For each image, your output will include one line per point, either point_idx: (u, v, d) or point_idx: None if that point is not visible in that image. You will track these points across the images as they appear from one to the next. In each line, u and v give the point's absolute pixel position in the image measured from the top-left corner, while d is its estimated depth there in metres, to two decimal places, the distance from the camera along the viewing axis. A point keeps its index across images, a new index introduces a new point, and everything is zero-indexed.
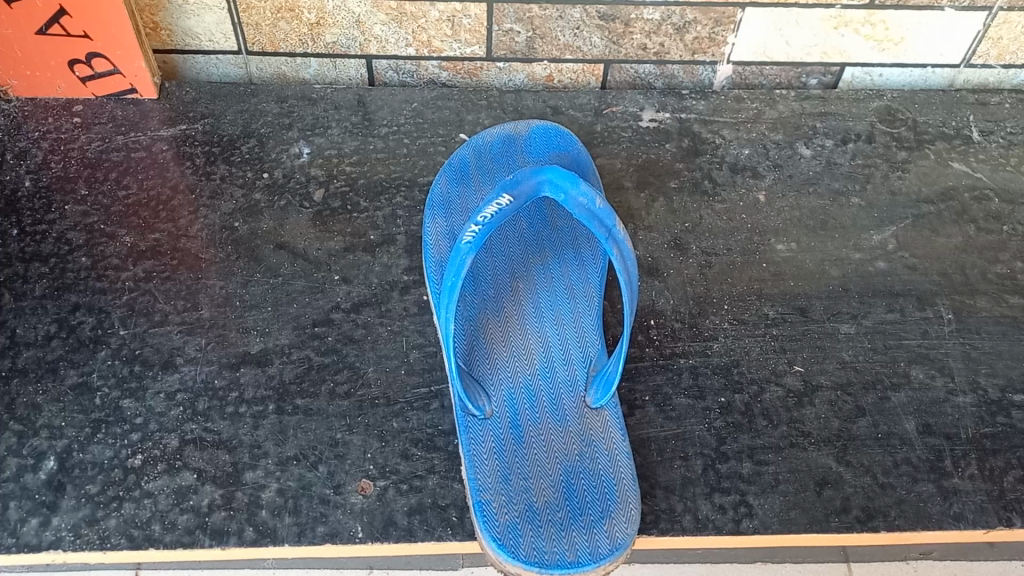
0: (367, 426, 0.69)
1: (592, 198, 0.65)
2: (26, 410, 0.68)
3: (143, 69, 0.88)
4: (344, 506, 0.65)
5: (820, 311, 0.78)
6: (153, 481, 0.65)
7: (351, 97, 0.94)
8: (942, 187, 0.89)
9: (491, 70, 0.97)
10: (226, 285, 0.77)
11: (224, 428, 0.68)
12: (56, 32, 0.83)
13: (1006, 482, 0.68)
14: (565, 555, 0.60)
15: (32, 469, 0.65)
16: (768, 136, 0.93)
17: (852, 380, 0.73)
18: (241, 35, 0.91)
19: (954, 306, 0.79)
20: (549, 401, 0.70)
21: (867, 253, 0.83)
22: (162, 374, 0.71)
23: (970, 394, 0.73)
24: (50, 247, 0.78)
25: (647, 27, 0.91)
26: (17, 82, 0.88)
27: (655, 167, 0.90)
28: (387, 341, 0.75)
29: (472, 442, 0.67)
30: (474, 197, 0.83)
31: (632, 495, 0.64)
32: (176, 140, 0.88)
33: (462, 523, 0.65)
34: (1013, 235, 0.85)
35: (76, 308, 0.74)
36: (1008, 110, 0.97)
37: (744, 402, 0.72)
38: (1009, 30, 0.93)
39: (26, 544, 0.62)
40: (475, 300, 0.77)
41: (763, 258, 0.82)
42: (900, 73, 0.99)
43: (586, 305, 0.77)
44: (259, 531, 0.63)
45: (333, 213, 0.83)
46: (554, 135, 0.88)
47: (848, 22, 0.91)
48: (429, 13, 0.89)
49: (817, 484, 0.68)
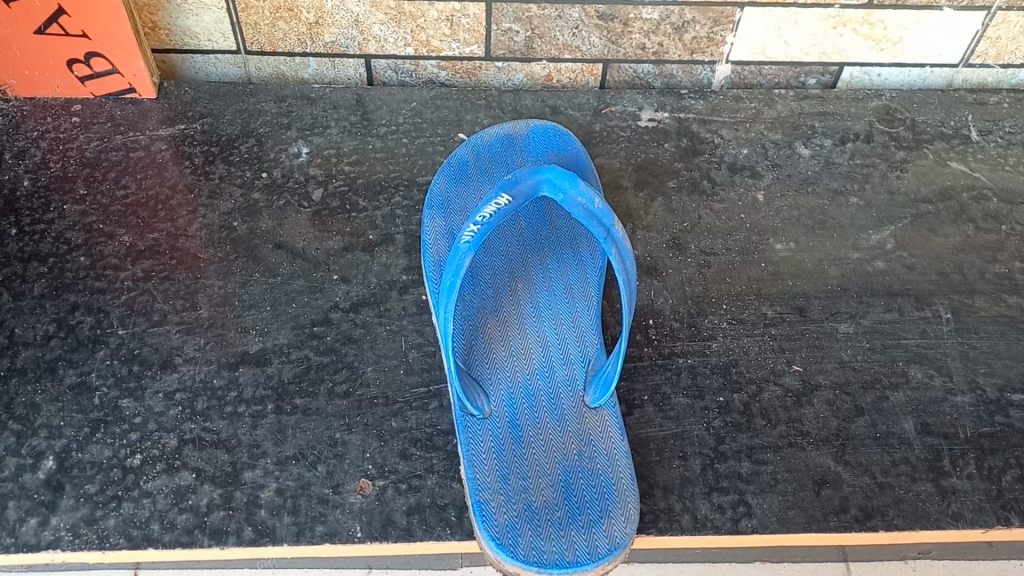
0: (366, 426, 0.69)
1: (591, 198, 0.65)
2: (24, 410, 0.68)
3: (142, 69, 0.88)
4: (343, 506, 0.65)
5: (819, 311, 0.78)
6: (152, 481, 0.65)
7: (350, 97, 0.94)
8: (940, 187, 0.89)
9: (489, 69, 0.97)
10: (224, 285, 0.77)
11: (223, 428, 0.68)
12: (54, 32, 0.83)
13: (1004, 482, 0.68)
14: (564, 554, 0.60)
15: (31, 469, 0.65)
16: (766, 135, 0.93)
17: (851, 380, 0.74)
18: (239, 34, 0.91)
19: (952, 306, 0.79)
20: (548, 401, 0.71)
21: (866, 252, 0.83)
22: (161, 374, 0.71)
23: (969, 394, 0.73)
24: (48, 247, 0.78)
25: (646, 27, 0.91)
26: (16, 82, 0.88)
27: (654, 167, 0.90)
28: (386, 341, 0.75)
29: (471, 442, 0.67)
30: (473, 197, 0.83)
31: (631, 495, 0.64)
32: (175, 140, 0.88)
33: (460, 523, 0.65)
34: (1011, 234, 0.85)
35: (74, 308, 0.74)
36: (1007, 110, 0.97)
37: (743, 401, 0.72)
38: (1007, 30, 0.93)
39: (24, 544, 0.62)
40: (473, 300, 0.77)
41: (761, 257, 0.82)
42: (899, 73, 0.99)
43: (585, 305, 0.77)
44: (257, 531, 0.63)
45: (332, 213, 0.83)
46: (553, 135, 0.88)
47: (846, 21, 0.91)
48: (427, 12, 0.89)
49: (816, 484, 0.68)
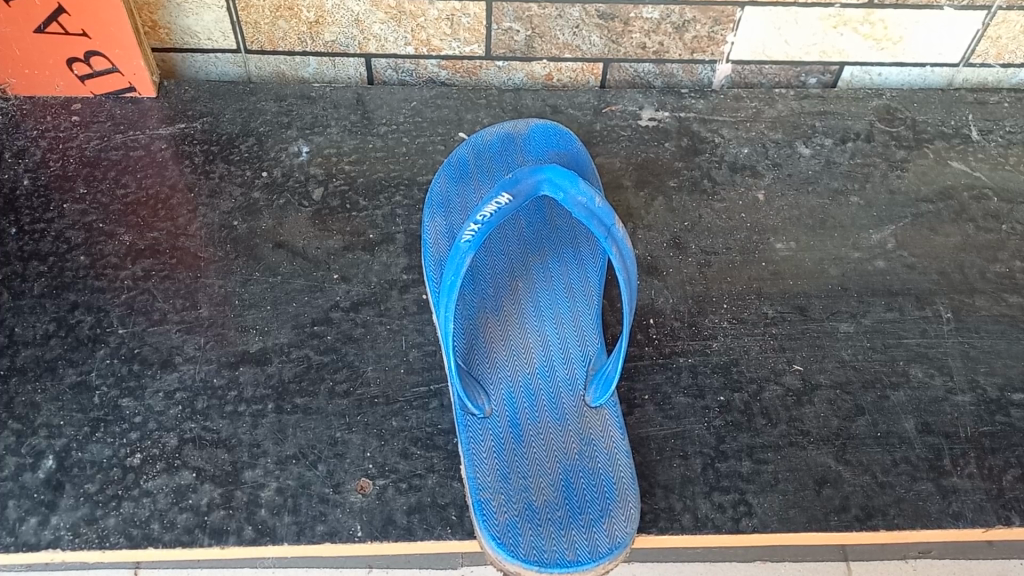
0: (366, 425, 0.69)
1: (591, 197, 0.65)
2: (24, 409, 0.68)
3: (142, 68, 0.88)
4: (344, 505, 0.65)
5: (819, 310, 0.78)
6: (152, 481, 0.65)
7: (350, 96, 0.94)
8: (940, 186, 0.89)
9: (490, 69, 0.97)
10: (224, 284, 0.77)
11: (223, 428, 0.68)
12: (54, 31, 0.82)
13: (1005, 481, 0.68)
14: (564, 554, 0.60)
15: (30, 468, 0.65)
16: (767, 135, 0.93)
17: (851, 379, 0.73)
18: (239, 34, 0.91)
19: (953, 305, 0.79)
20: (549, 400, 0.70)
21: (866, 252, 0.83)
22: (161, 374, 0.71)
23: (969, 393, 0.73)
24: (48, 246, 0.78)
25: (646, 26, 0.91)
26: (15, 81, 0.88)
27: (654, 166, 0.90)
28: (386, 340, 0.75)
29: (471, 441, 0.67)
30: (473, 196, 0.83)
31: (632, 494, 0.64)
32: (175, 139, 0.88)
33: (461, 523, 0.65)
34: (1011, 234, 0.85)
35: (74, 307, 0.74)
36: (1007, 109, 0.97)
37: (744, 401, 0.72)
38: (1007, 29, 0.93)
39: (24, 544, 0.62)
40: (474, 299, 0.77)
41: (762, 257, 0.82)
42: (899, 72, 0.99)
43: (585, 304, 0.77)
44: (258, 530, 0.63)
45: (332, 212, 0.83)
46: (553, 134, 0.88)
47: (847, 21, 0.91)
48: (428, 11, 0.89)
49: (816, 483, 0.68)
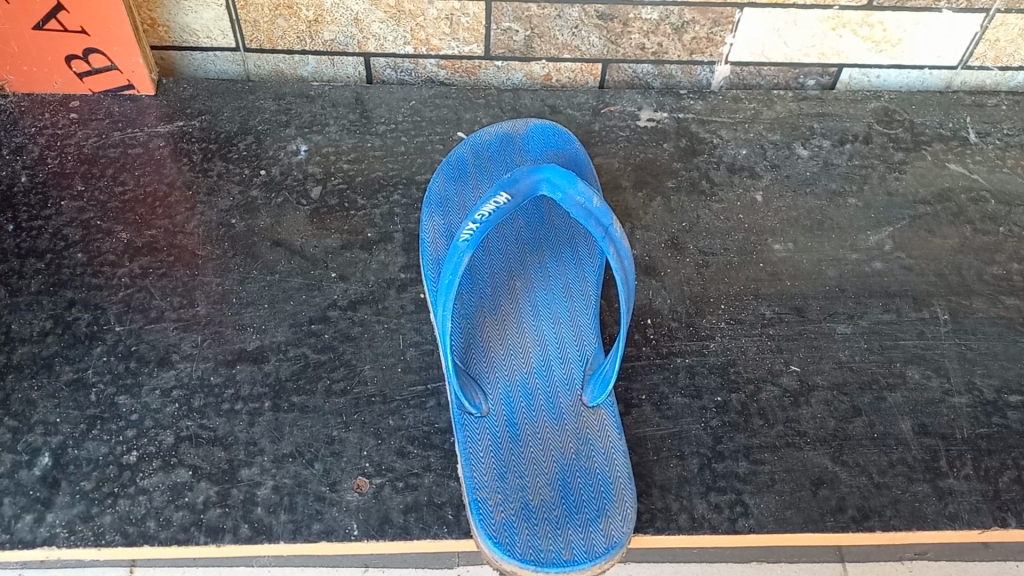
0: (363, 424, 0.69)
1: (589, 197, 0.64)
2: (21, 406, 0.68)
3: (141, 65, 0.88)
4: (339, 504, 0.65)
5: (817, 311, 0.78)
6: (148, 478, 0.65)
7: (348, 95, 0.94)
8: (938, 188, 0.89)
9: (489, 69, 0.97)
10: (222, 282, 0.77)
11: (220, 425, 0.68)
12: (53, 27, 0.82)
13: (1001, 483, 0.68)
14: (561, 553, 0.60)
15: (27, 465, 0.65)
16: (765, 136, 0.94)
17: (848, 380, 0.74)
18: (239, 32, 0.91)
19: (950, 307, 0.79)
20: (545, 400, 0.70)
21: (864, 253, 0.83)
22: (158, 371, 0.71)
23: (966, 394, 0.73)
24: (45, 243, 0.78)
25: (645, 27, 0.92)
26: (14, 78, 0.88)
27: (652, 167, 0.90)
28: (383, 339, 0.74)
29: (468, 441, 0.67)
30: (472, 195, 0.83)
31: (629, 494, 0.64)
32: (174, 137, 0.88)
33: (457, 522, 0.65)
34: (1009, 236, 0.86)
35: (71, 305, 0.74)
36: (1005, 112, 0.98)
37: (740, 402, 0.72)
38: (1005, 32, 0.93)
39: (20, 540, 0.61)
40: (471, 298, 0.77)
41: (759, 258, 0.82)
42: (898, 74, 0.99)
43: (583, 304, 0.77)
44: (254, 529, 0.63)
45: (330, 211, 0.83)
46: (552, 134, 0.88)
47: (845, 22, 0.91)
48: (427, 11, 0.89)
49: (813, 484, 0.68)
